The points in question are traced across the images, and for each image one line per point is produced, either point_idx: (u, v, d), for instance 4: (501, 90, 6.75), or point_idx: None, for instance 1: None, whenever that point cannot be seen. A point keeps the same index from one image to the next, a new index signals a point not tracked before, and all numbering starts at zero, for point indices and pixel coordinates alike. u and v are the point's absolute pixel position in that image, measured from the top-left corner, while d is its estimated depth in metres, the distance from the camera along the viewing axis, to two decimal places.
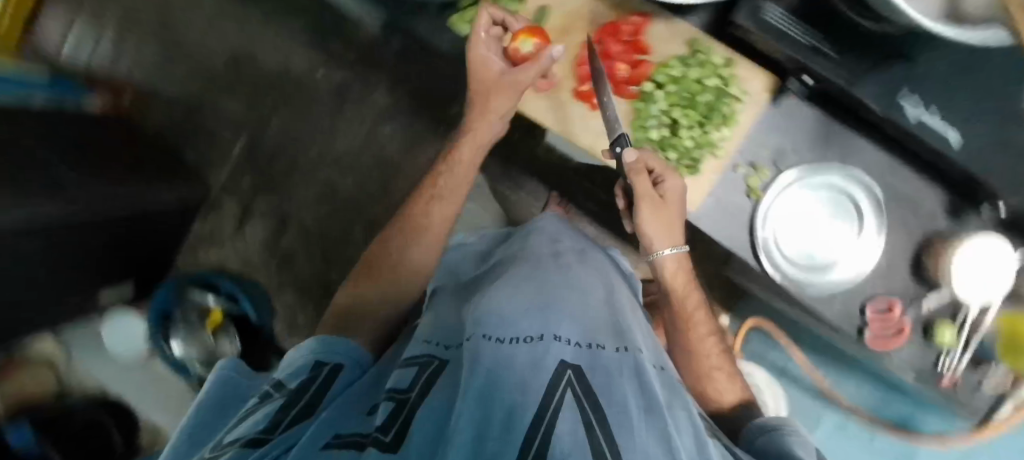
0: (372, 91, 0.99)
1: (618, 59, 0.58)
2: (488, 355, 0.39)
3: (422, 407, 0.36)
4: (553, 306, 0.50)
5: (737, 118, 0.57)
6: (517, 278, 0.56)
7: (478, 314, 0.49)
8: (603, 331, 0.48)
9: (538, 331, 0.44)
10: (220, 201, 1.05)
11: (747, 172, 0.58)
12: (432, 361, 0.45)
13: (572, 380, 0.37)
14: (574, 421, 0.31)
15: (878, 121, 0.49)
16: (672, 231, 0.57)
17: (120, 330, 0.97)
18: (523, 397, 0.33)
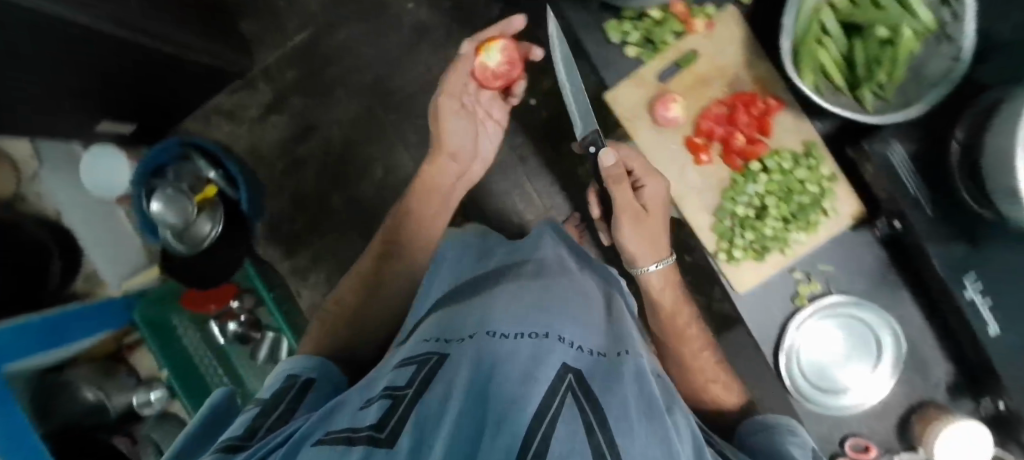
0: (451, 45, 0.96)
1: (740, 129, 0.58)
2: (492, 352, 0.42)
3: (418, 404, 0.37)
4: (557, 309, 0.52)
5: (818, 229, 0.58)
6: (534, 278, 0.59)
7: (480, 316, 0.52)
8: (601, 339, 0.52)
9: (543, 329, 0.46)
10: (255, 82, 1.00)
11: (800, 278, 0.60)
12: (431, 359, 0.47)
13: (573, 384, 0.38)
14: (575, 420, 0.32)
15: (933, 283, 0.53)
16: (660, 241, 0.59)
17: (104, 164, 0.92)
18: (528, 388, 0.35)
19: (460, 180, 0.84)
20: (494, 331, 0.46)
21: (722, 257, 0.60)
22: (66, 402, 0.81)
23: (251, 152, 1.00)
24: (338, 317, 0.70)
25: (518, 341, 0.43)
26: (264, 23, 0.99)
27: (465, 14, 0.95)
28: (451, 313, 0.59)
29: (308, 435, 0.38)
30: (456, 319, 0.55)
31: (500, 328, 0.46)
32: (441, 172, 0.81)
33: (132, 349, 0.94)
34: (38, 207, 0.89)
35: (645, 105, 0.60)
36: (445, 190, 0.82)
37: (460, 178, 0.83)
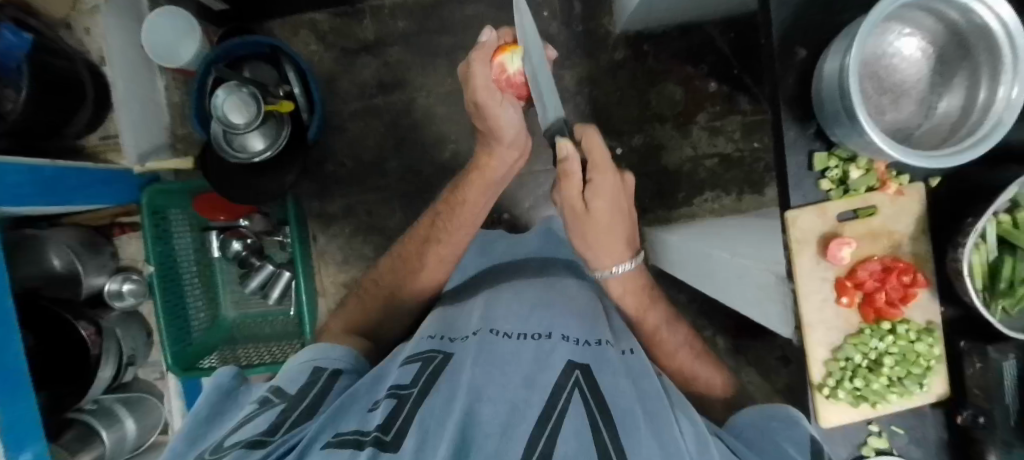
0: (564, 67, 0.99)
1: (885, 290, 0.45)
2: (491, 352, 0.46)
3: (425, 403, 0.39)
4: (560, 310, 0.55)
5: (915, 399, 0.46)
6: (542, 284, 0.63)
7: (481, 317, 0.55)
8: (607, 331, 0.54)
9: (546, 330, 0.50)
10: (363, 18, 0.98)
11: (872, 429, 0.48)
12: (435, 358, 0.48)
13: (580, 380, 0.42)
14: (580, 424, 0.37)
15: None
16: (620, 244, 0.62)
17: (164, 29, 0.83)
18: (530, 396, 0.39)
19: (510, 169, 0.70)
20: (498, 330, 0.51)
21: (821, 391, 0.47)
22: (28, 264, 0.70)
23: (330, 82, 0.99)
24: (360, 304, 0.69)
25: (523, 343, 0.47)
26: None
27: (591, 49, 0.99)
28: (454, 314, 0.61)
29: (312, 444, 0.36)
30: (456, 323, 0.58)
31: (502, 328, 0.51)
32: (495, 160, 0.66)
33: (123, 232, 0.85)
34: (83, 43, 0.79)
35: (815, 238, 0.46)
36: (499, 181, 0.69)
37: (514, 165, 0.69)
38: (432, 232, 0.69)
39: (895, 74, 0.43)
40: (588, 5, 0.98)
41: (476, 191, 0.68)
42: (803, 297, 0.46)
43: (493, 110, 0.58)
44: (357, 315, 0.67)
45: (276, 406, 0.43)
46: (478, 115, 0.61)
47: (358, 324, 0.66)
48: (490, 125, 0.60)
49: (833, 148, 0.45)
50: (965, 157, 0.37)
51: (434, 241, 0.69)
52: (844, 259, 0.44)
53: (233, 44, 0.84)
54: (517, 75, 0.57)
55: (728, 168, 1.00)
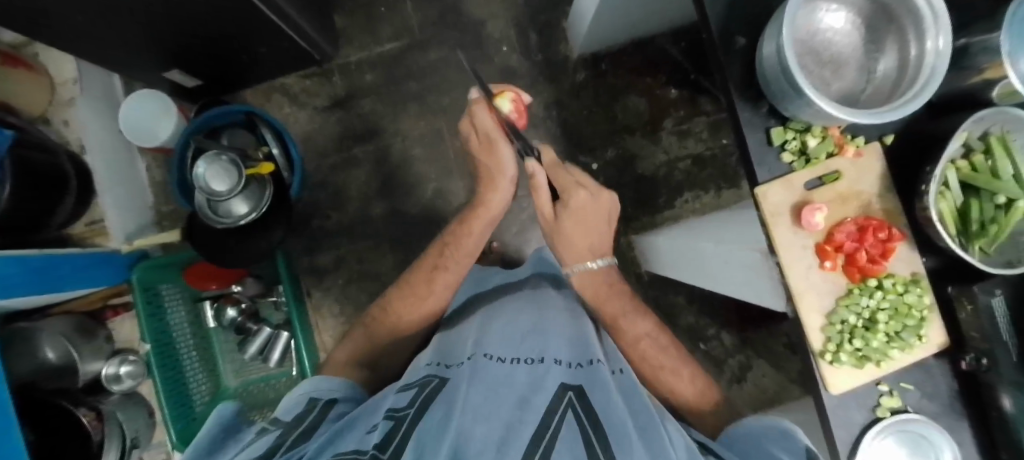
0: (531, 94, 1.03)
1: (865, 248, 0.46)
2: (484, 374, 0.44)
3: (421, 424, 0.39)
4: (555, 329, 0.55)
5: (917, 350, 0.47)
6: (532, 304, 0.62)
7: (473, 342, 0.54)
8: (600, 350, 0.53)
9: (539, 353, 0.49)
10: (332, 76, 1.02)
11: (882, 390, 0.48)
12: (432, 381, 0.47)
13: (573, 401, 0.41)
14: (575, 443, 0.37)
15: (999, 435, 0.46)
16: (585, 245, 0.72)
17: (139, 114, 0.86)
18: (523, 414, 0.39)
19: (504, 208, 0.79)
20: (492, 354, 0.48)
21: (824, 358, 0.47)
22: (23, 358, 0.69)
23: (308, 140, 1.02)
24: (363, 336, 0.68)
25: (518, 366, 0.46)
26: (360, 26, 1.03)
27: (553, 75, 1.03)
28: (450, 340, 0.60)
29: None
30: (450, 350, 0.56)
31: (495, 352, 0.49)
32: (498, 198, 0.76)
33: (116, 314, 0.84)
34: (63, 136, 0.81)
35: (788, 209, 0.47)
36: (496, 219, 0.77)
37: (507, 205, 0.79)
38: (438, 259, 0.73)
39: (832, 46, 0.45)
40: (542, 34, 1.03)
41: (478, 226, 0.75)
42: (791, 267, 0.48)
43: (499, 143, 0.72)
44: (358, 348, 0.66)
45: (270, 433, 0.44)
46: (486, 151, 0.74)
47: (360, 355, 0.65)
48: (494, 156, 0.74)
49: (788, 122, 0.47)
50: (911, 107, 0.39)
51: (444, 265, 0.72)
52: (818, 225, 0.46)
53: (211, 114, 0.87)
54: (511, 113, 0.69)
55: (701, 167, 1.03)
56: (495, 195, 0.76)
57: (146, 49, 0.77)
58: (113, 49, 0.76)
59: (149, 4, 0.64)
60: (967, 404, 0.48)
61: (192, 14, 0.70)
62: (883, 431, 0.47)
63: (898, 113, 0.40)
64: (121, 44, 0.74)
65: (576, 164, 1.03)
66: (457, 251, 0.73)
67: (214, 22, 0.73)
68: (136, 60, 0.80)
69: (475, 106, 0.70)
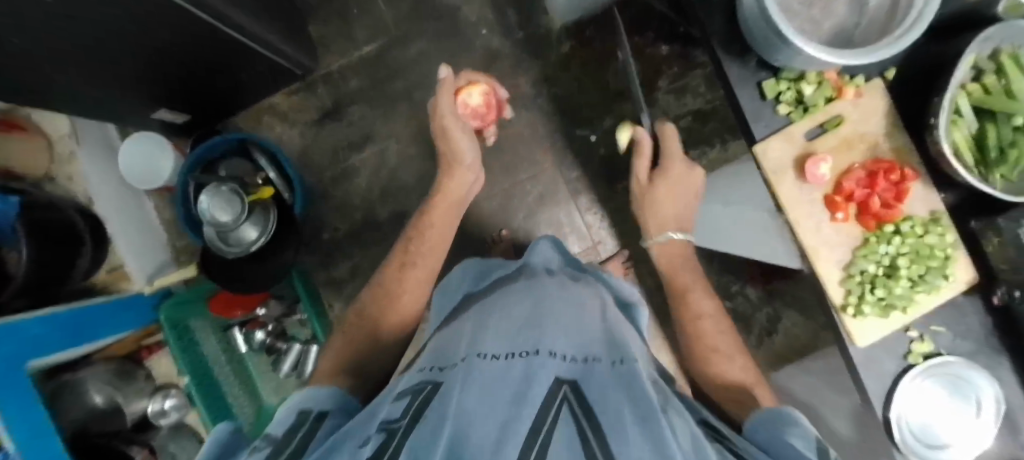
0: (518, 75, 1.00)
1: (879, 195, 0.44)
2: (479, 377, 0.41)
3: (412, 433, 0.36)
4: (551, 322, 0.52)
5: (944, 291, 0.45)
6: (526, 298, 0.59)
7: (468, 343, 0.51)
8: (599, 345, 0.50)
9: (533, 346, 0.46)
10: (318, 87, 1.02)
11: (912, 335, 0.47)
12: (424, 388, 0.44)
13: (568, 396, 0.39)
14: (570, 440, 0.34)
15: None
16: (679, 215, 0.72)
17: (139, 156, 0.88)
18: (517, 413, 0.36)
19: (469, 193, 0.79)
20: (485, 353, 0.46)
21: (847, 311, 0.46)
22: (72, 408, 0.72)
23: (304, 155, 1.02)
24: (357, 333, 0.64)
25: (513, 361, 0.43)
26: (336, 32, 1.01)
27: (539, 51, 1.00)
28: (445, 340, 0.57)
29: None
30: (449, 349, 0.53)
31: (489, 350, 0.47)
32: (458, 182, 0.77)
33: (152, 353, 0.87)
34: (69, 190, 0.83)
35: (790, 165, 0.46)
36: (460, 201, 0.77)
37: (473, 187, 0.80)
38: (406, 253, 0.72)
39: None
40: (522, 10, 1.00)
41: (441, 207, 0.76)
42: (801, 225, 0.46)
43: (454, 132, 0.76)
44: (342, 349, 0.61)
45: (258, 451, 0.38)
46: (443, 141, 0.77)
47: (346, 359, 0.60)
48: (451, 145, 0.77)
49: (780, 72, 0.44)
50: (910, 38, 0.36)
51: (415, 257, 0.70)
52: (823, 177, 0.44)
53: (205, 146, 0.88)
54: (480, 104, 0.86)
55: (705, 122, 1.00)
56: (461, 175, 0.77)
57: (127, 94, 0.77)
58: (98, 101, 0.76)
59: (119, 50, 0.63)
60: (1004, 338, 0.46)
61: (165, 52, 0.69)
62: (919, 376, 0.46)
63: (900, 45, 0.37)
64: (103, 94, 0.74)
65: (575, 137, 1.01)
66: (419, 249, 0.72)
67: (188, 57, 0.72)
68: (122, 106, 0.81)
69: (440, 92, 0.78)
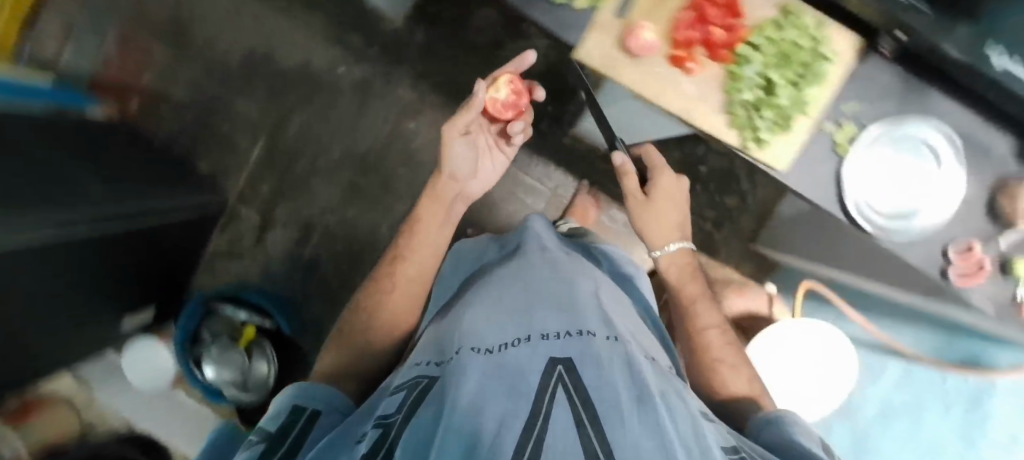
0: (396, 87, 0.94)
1: (713, 25, 0.41)
2: (470, 370, 0.34)
3: (410, 427, 0.31)
4: (544, 298, 0.45)
5: (829, 75, 0.42)
6: (512, 276, 0.51)
7: (455, 332, 0.43)
8: (597, 317, 0.42)
9: (525, 331, 0.38)
10: (238, 212, 0.97)
11: (830, 130, 0.44)
12: (421, 380, 0.38)
13: (564, 376, 0.31)
14: (564, 431, 0.27)
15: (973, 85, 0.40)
16: (675, 221, 0.58)
17: (140, 359, 0.89)
18: (511, 403, 0.29)
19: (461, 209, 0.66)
20: (478, 343, 0.39)
21: (750, 148, 0.43)
22: None
23: (265, 276, 0.98)
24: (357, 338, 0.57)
25: (506, 351, 0.36)
26: (218, 151, 0.96)
27: (400, 49, 0.93)
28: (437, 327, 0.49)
29: None
30: (441, 335, 0.46)
31: (484, 340, 0.39)
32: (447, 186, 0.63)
33: None
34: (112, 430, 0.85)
35: (618, 47, 0.43)
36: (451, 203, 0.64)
37: (460, 199, 0.65)
38: (399, 246, 0.62)
39: None
40: (361, 26, 0.92)
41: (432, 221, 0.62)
42: (662, 94, 0.43)
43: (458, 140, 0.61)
44: (337, 356, 0.54)
45: (254, 446, 0.36)
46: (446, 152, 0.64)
47: (340, 362, 0.54)
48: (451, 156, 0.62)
49: None
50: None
51: (403, 263, 0.60)
52: (653, 41, 0.42)
53: (185, 317, 0.86)
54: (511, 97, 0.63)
55: None
56: (444, 184, 0.63)
57: (79, 337, 0.75)
58: (59, 357, 0.75)
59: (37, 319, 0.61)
60: (924, 75, 0.43)
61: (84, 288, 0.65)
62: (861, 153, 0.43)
63: None
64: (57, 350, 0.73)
65: None
66: (414, 244, 0.61)
67: (121, 269, 0.71)
68: (83, 345, 0.79)
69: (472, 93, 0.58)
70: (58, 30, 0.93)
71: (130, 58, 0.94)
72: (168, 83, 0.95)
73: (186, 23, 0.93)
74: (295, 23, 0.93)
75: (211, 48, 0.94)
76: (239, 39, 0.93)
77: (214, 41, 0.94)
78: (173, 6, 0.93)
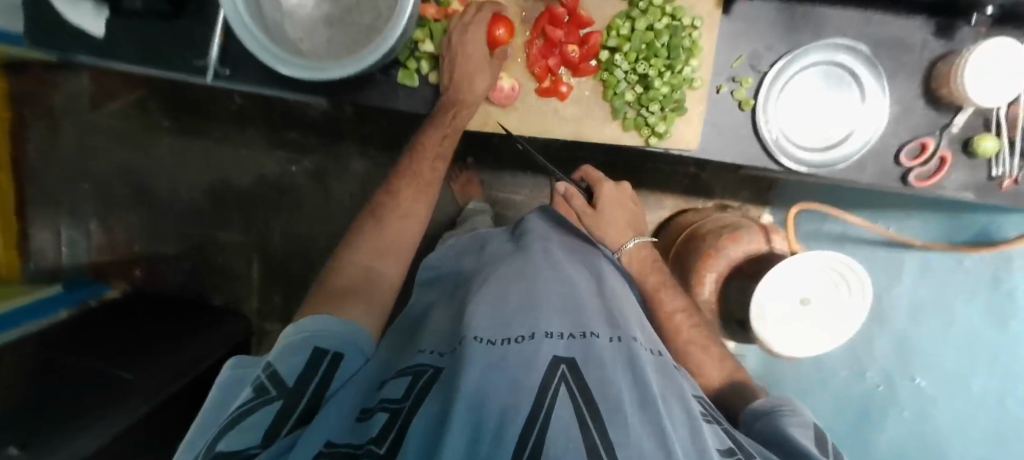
0: (348, 163, 0.94)
1: (563, 46, 0.40)
2: (474, 365, 0.29)
3: (419, 414, 0.28)
4: (547, 283, 0.39)
5: (701, 43, 0.40)
6: (518, 257, 0.45)
7: (455, 320, 0.38)
8: (597, 311, 0.38)
9: (526, 325, 0.34)
10: (264, 329, 0.99)
11: (729, 89, 0.42)
12: (428, 367, 0.33)
13: (567, 375, 0.29)
14: (568, 434, 0.25)
15: None
16: (627, 221, 0.56)
17: None
18: (519, 404, 0.27)
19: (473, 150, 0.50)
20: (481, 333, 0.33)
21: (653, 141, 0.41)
22: None
23: None
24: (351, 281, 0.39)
25: (508, 344, 0.32)
26: (223, 284, 0.99)
27: (333, 127, 0.93)
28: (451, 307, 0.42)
29: None
30: (439, 322, 0.40)
31: (483, 327, 0.34)
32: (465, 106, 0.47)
33: None
34: None
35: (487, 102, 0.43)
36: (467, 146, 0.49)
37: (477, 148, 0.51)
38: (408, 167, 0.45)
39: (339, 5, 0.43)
40: (293, 121, 0.94)
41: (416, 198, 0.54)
42: (545, 127, 0.42)
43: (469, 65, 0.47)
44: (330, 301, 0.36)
45: (267, 402, 0.29)
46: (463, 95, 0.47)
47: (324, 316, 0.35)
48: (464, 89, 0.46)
49: (400, 60, 0.43)
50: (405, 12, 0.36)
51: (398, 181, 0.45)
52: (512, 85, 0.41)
53: None
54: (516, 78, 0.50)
55: None
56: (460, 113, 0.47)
57: None
58: None
59: None
60: None
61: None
62: (767, 103, 0.41)
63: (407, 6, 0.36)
64: None
65: None
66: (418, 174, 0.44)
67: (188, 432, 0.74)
68: None
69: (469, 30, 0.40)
70: (50, 237, 1.00)
71: (116, 234, 1.00)
72: (156, 241, 1.00)
73: (149, 184, 0.99)
74: (235, 145, 0.96)
75: (177, 197, 0.99)
76: (196, 179, 0.98)
77: (176, 190, 0.98)
78: (132, 175, 0.99)
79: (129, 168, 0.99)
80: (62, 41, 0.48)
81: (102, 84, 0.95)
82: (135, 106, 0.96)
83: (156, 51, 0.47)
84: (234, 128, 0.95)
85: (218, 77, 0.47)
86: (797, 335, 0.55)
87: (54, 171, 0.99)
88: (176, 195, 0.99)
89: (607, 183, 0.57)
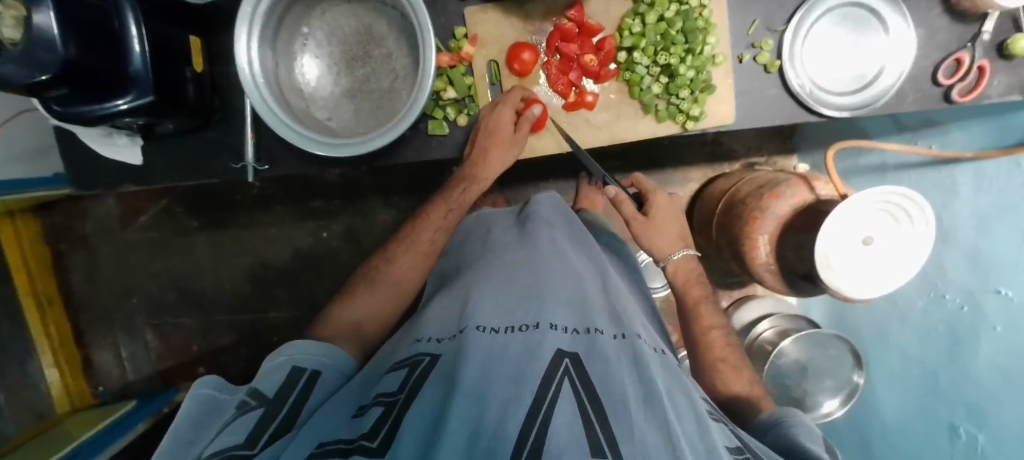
0: (375, 216, 0.96)
1: (581, 60, 0.43)
2: (474, 354, 0.30)
3: (415, 403, 0.29)
4: (547, 274, 0.40)
5: (713, 19, 0.41)
6: (514, 247, 0.45)
7: (455, 311, 0.39)
8: (600, 304, 0.38)
9: (530, 315, 0.35)
10: None
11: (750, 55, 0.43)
12: (425, 357, 0.34)
13: (571, 368, 0.29)
14: (570, 418, 0.26)
15: None
16: (678, 229, 0.58)
17: None
18: (521, 391, 0.27)
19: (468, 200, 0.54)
20: (483, 322, 0.34)
21: (690, 126, 0.44)
22: None
23: None
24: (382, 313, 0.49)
25: (509, 334, 0.32)
26: None
27: (352, 187, 0.95)
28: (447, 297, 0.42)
29: None
30: (436, 313, 0.40)
31: (485, 315, 0.35)
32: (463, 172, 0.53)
33: None
34: None
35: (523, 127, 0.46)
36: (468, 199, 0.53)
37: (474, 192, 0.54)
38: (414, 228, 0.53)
39: (358, 73, 0.45)
40: (313, 190, 0.96)
41: (441, 214, 0.53)
42: (582, 136, 0.46)
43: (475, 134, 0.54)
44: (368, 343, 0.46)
45: (253, 411, 0.33)
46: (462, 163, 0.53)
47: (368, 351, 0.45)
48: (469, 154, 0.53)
49: (428, 113, 0.45)
50: (430, 75, 0.37)
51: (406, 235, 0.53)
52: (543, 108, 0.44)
53: None
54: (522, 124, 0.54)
55: None
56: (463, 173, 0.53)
57: None
58: None
59: None
60: None
61: None
62: (792, 60, 0.41)
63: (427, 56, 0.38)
64: None
65: None
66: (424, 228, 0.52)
67: None
68: None
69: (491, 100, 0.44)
70: (111, 358, 1.02)
71: (172, 339, 1.02)
72: (211, 337, 1.02)
73: (192, 284, 1.01)
74: (265, 227, 0.98)
75: (220, 289, 1.01)
76: (236, 268, 1.00)
77: (218, 283, 1.01)
78: (174, 280, 1.02)
79: (171, 273, 1.01)
80: (104, 177, 0.50)
81: (128, 201, 0.99)
82: (163, 214, 0.99)
83: (193, 166, 0.50)
84: (260, 210, 0.98)
85: (257, 173, 0.49)
86: (867, 279, 0.54)
87: (101, 294, 1.02)
88: (220, 288, 1.01)
89: (662, 194, 0.59)
